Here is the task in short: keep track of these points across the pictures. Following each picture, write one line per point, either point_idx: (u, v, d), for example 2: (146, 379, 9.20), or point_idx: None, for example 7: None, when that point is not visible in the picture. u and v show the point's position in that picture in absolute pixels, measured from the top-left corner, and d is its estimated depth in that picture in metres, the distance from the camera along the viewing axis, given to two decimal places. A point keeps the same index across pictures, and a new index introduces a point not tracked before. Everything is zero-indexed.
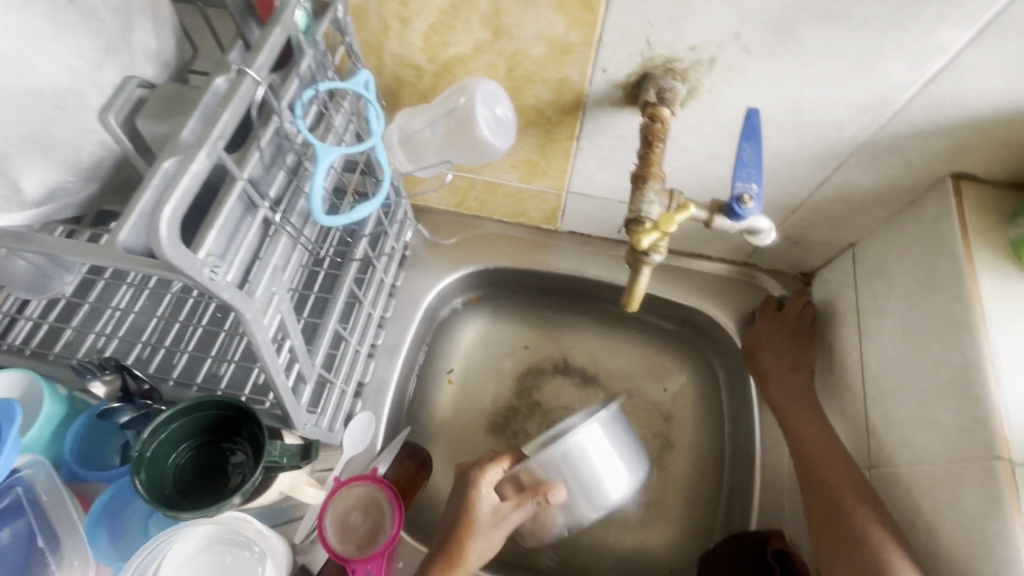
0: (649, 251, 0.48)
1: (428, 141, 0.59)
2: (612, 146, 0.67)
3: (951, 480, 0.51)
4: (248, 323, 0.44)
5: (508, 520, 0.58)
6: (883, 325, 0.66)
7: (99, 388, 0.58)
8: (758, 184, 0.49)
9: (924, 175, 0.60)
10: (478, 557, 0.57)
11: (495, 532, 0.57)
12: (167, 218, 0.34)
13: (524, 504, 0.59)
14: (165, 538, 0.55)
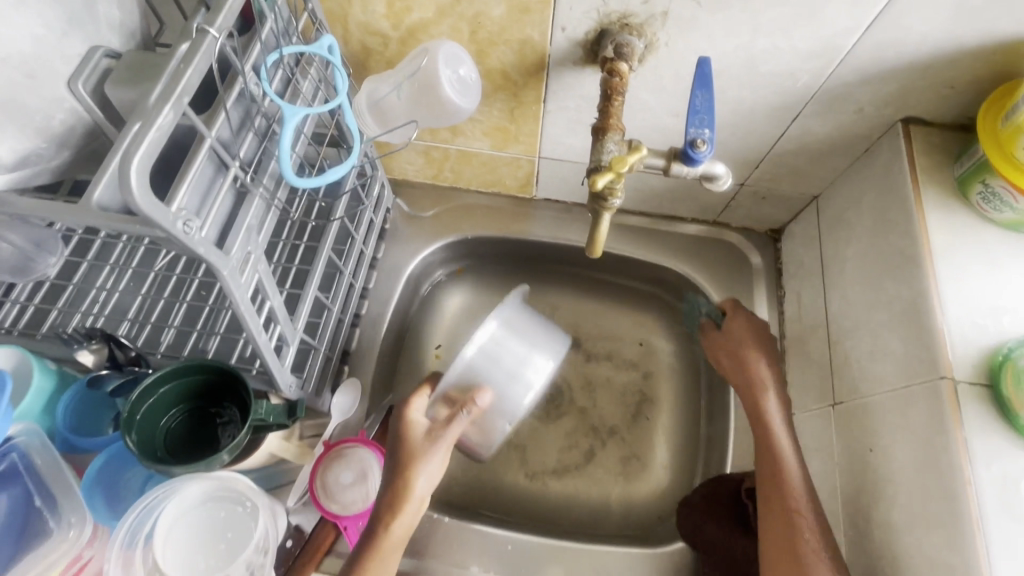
0: (606, 195, 0.50)
1: (396, 105, 0.61)
2: (578, 107, 0.68)
3: (904, 404, 0.54)
4: (225, 279, 0.46)
5: (443, 439, 0.59)
6: (845, 270, 0.69)
7: (87, 356, 0.60)
8: (711, 129, 0.51)
9: (876, 121, 0.63)
10: (425, 486, 0.58)
11: (432, 455, 0.58)
12: (136, 168, 0.36)
13: (455, 417, 0.60)
14: (160, 494, 0.57)
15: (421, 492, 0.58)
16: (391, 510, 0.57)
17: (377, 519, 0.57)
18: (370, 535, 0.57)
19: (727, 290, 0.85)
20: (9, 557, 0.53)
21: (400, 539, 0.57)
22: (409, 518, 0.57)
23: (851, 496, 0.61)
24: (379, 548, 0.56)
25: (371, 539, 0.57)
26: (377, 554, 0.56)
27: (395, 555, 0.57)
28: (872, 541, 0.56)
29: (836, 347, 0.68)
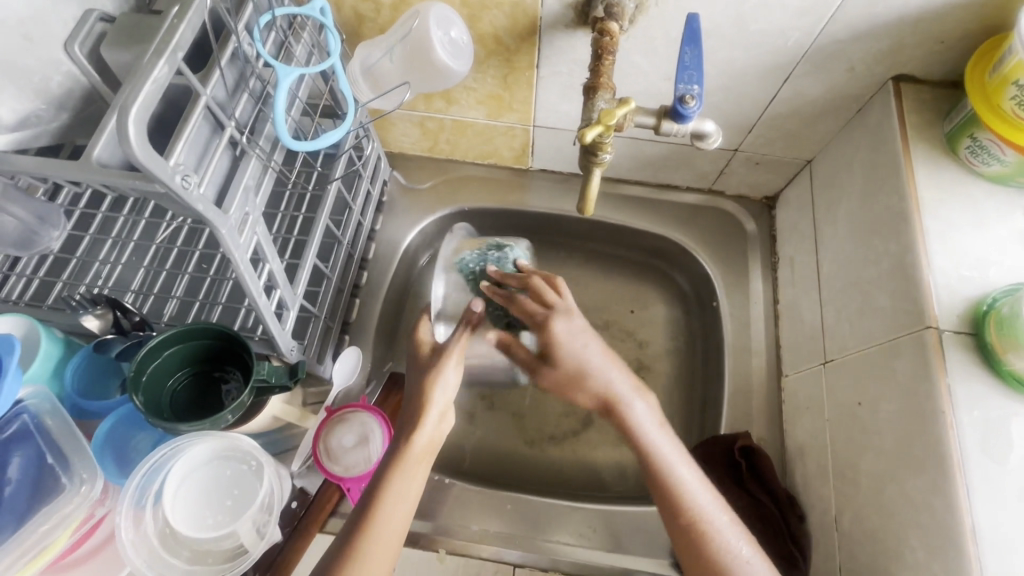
0: (596, 149, 0.50)
1: (388, 69, 0.62)
2: (571, 72, 0.69)
3: (890, 356, 0.56)
4: (224, 237, 0.47)
5: (452, 351, 0.61)
6: (837, 231, 0.69)
7: (92, 321, 0.63)
8: (700, 85, 0.51)
9: (867, 80, 0.63)
10: (443, 397, 0.59)
11: (444, 367, 0.60)
12: (133, 120, 0.37)
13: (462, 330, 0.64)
14: (167, 452, 0.59)
15: (438, 402, 0.59)
16: (411, 423, 0.58)
17: (399, 435, 0.58)
18: (392, 450, 0.57)
19: (722, 256, 0.86)
20: (22, 514, 0.53)
21: (424, 451, 0.57)
22: (430, 430, 0.58)
23: (840, 449, 0.62)
24: (402, 460, 0.56)
25: (394, 453, 0.57)
26: (401, 466, 0.56)
27: (421, 466, 0.57)
28: (858, 490, 0.58)
29: (827, 308, 0.69)
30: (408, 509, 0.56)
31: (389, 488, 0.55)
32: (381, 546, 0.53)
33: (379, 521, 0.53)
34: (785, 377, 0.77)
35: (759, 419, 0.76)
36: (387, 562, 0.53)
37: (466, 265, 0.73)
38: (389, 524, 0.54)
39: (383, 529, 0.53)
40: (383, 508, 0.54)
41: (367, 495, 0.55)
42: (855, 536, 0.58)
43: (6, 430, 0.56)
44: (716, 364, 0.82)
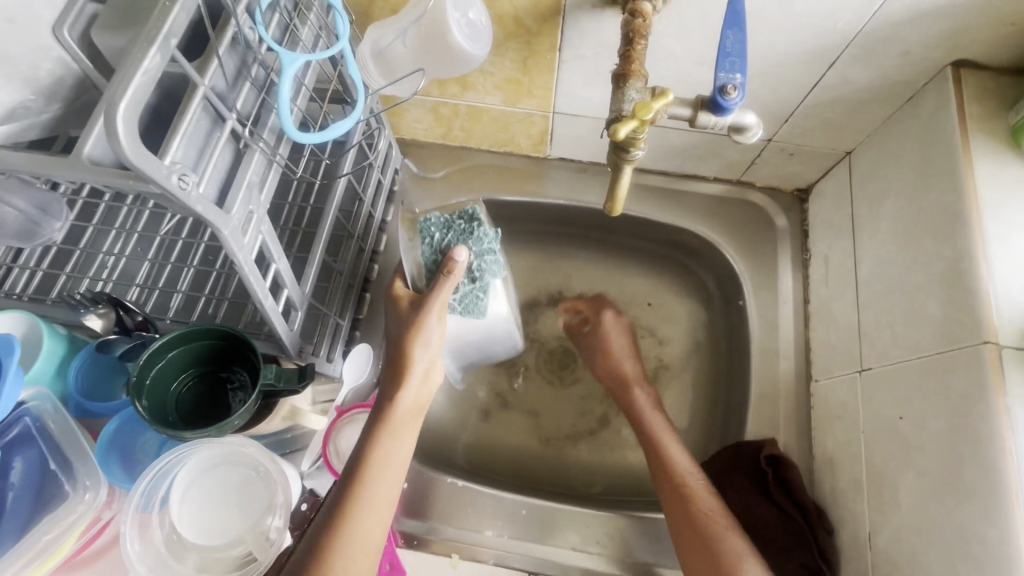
0: (628, 145, 0.46)
1: (401, 53, 0.57)
2: (596, 56, 0.64)
3: (944, 367, 0.52)
4: (226, 239, 0.44)
5: (432, 305, 0.58)
6: (880, 229, 0.65)
7: (95, 321, 0.60)
8: (742, 74, 0.47)
9: (922, 66, 0.58)
10: (425, 354, 0.58)
11: (426, 323, 0.58)
12: (122, 117, 0.34)
13: (439, 284, 0.57)
14: (171, 460, 0.57)
15: (421, 360, 0.57)
16: (395, 382, 0.56)
17: (383, 395, 0.56)
18: (376, 411, 0.56)
19: (750, 252, 0.81)
20: (26, 521, 0.52)
21: (410, 410, 0.56)
22: (415, 389, 0.57)
23: (876, 464, 0.59)
24: (388, 419, 0.55)
25: (378, 413, 0.55)
26: (388, 426, 0.55)
27: (408, 425, 0.56)
28: (897, 509, 0.55)
29: (866, 312, 0.65)
30: (399, 468, 0.55)
31: (377, 448, 0.54)
32: (374, 504, 0.52)
33: (370, 480, 0.52)
34: (814, 381, 0.73)
35: (787, 426, 0.72)
36: (382, 519, 0.52)
37: (429, 231, 0.61)
38: (381, 484, 0.53)
39: (376, 489, 0.52)
40: (373, 469, 0.53)
41: (355, 455, 0.54)
42: (892, 556, 0.55)
43: (7, 433, 0.54)
44: (740, 366, 0.78)
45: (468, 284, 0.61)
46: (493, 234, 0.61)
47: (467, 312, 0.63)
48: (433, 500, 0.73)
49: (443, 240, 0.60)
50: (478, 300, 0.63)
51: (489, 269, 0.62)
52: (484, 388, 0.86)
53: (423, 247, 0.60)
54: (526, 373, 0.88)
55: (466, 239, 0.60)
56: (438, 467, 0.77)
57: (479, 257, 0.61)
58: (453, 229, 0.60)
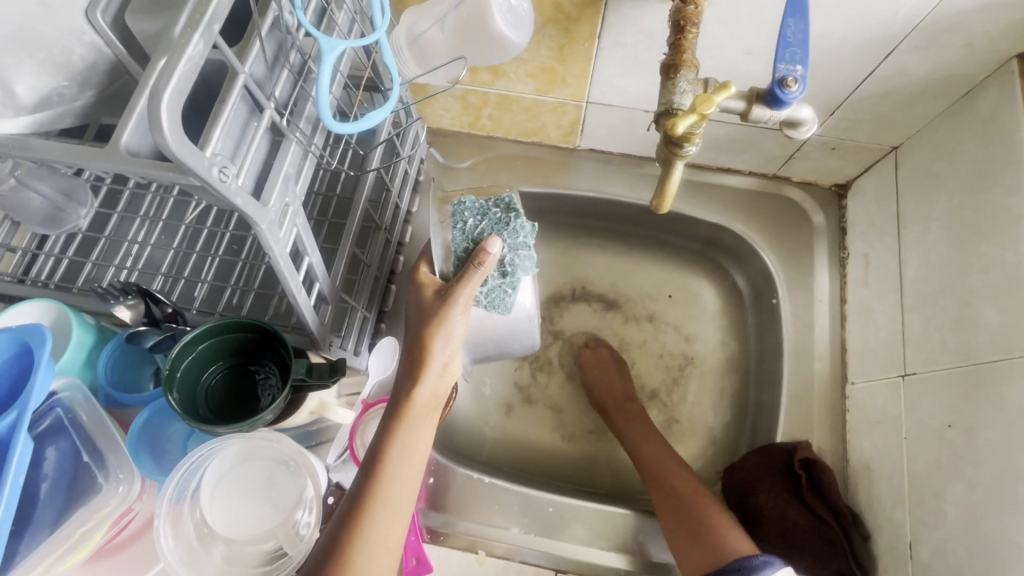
0: (682, 141, 0.44)
1: (438, 40, 0.55)
2: (637, 43, 0.61)
3: (1003, 374, 0.51)
4: (263, 233, 0.42)
5: (458, 297, 0.55)
6: (930, 230, 0.62)
7: (124, 312, 0.59)
8: (803, 65, 0.44)
9: (985, 59, 0.55)
10: (445, 349, 0.54)
11: (450, 316, 0.54)
12: (166, 107, 0.32)
13: (467, 276, 0.55)
14: (200, 455, 0.56)
15: (441, 355, 0.54)
16: (412, 376, 0.53)
17: (399, 390, 0.53)
18: (393, 407, 0.53)
19: (785, 250, 0.78)
20: (61, 511, 0.51)
21: (427, 406, 0.53)
22: (432, 384, 0.54)
23: (920, 473, 0.58)
24: (405, 417, 0.52)
25: (395, 410, 0.52)
26: (405, 423, 0.52)
27: (425, 422, 0.53)
28: (943, 520, 0.54)
29: (911, 315, 0.63)
30: (416, 467, 0.52)
31: (394, 447, 0.51)
32: (391, 506, 0.50)
33: (388, 481, 0.50)
34: (850, 384, 0.71)
35: (821, 429, 0.71)
36: (399, 520, 0.50)
37: (462, 216, 0.59)
38: (398, 484, 0.51)
39: (394, 489, 0.50)
40: (390, 468, 0.50)
41: (371, 452, 0.51)
42: (935, 567, 0.54)
43: (39, 425, 0.53)
44: (772, 366, 0.77)
45: (498, 277, 0.59)
46: (529, 230, 0.59)
47: (492, 306, 0.62)
48: (460, 495, 0.72)
49: (477, 228, 0.59)
50: (506, 295, 0.61)
51: (522, 265, 0.60)
52: (507, 382, 0.85)
53: (455, 233, 0.59)
54: (550, 369, 0.87)
55: (500, 229, 0.59)
56: (464, 462, 0.76)
57: (512, 250, 0.59)
58: (488, 216, 0.59)
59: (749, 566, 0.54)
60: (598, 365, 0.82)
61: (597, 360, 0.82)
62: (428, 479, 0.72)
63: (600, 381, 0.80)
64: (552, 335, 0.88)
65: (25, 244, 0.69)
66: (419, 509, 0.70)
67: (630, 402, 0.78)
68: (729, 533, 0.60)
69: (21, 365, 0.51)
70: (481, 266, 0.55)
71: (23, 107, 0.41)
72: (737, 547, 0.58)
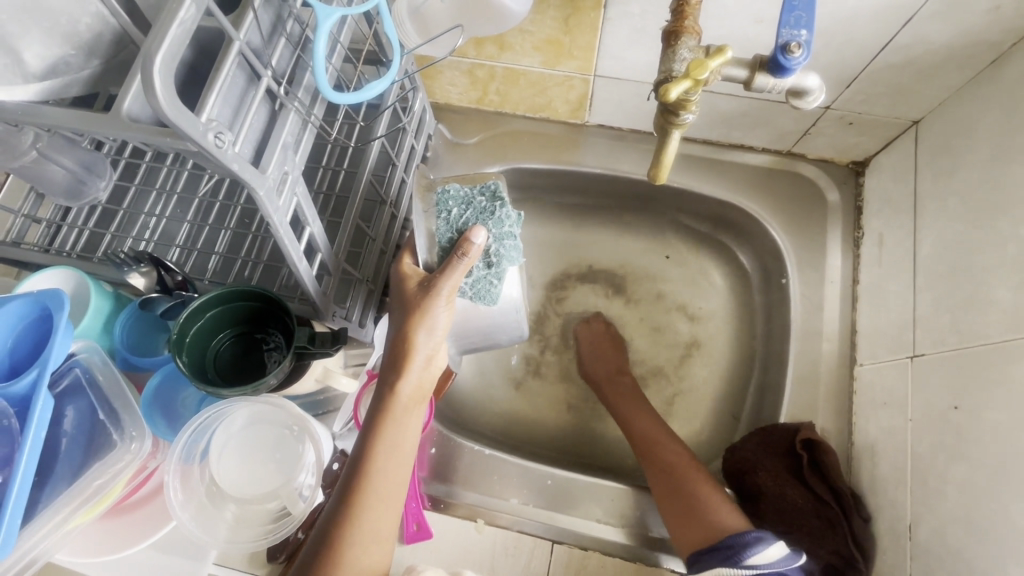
0: (679, 107, 0.44)
1: (438, 10, 0.56)
2: (643, 12, 0.59)
3: (1010, 355, 0.49)
4: (262, 200, 0.43)
5: (441, 289, 0.55)
6: (947, 207, 0.60)
7: (138, 279, 0.62)
8: (808, 30, 0.43)
9: (1012, 25, 0.52)
10: (429, 341, 0.55)
11: (433, 309, 0.55)
12: (158, 69, 0.33)
13: (451, 267, 0.54)
14: (211, 416, 0.58)
15: (424, 348, 0.55)
16: (395, 369, 0.54)
17: (384, 383, 0.54)
18: (379, 400, 0.54)
19: (797, 228, 0.76)
20: (78, 466, 0.54)
21: (412, 398, 0.55)
22: (417, 376, 0.55)
23: (923, 455, 0.57)
24: (391, 410, 0.53)
25: (380, 403, 0.54)
26: (391, 416, 0.53)
27: (411, 413, 0.55)
28: (945, 501, 0.53)
29: (923, 295, 0.61)
30: (405, 457, 0.54)
31: (381, 441, 0.53)
32: (381, 499, 0.52)
33: (376, 475, 0.52)
34: (859, 366, 0.70)
35: (827, 410, 0.70)
36: (390, 510, 0.53)
37: (446, 205, 0.59)
38: (388, 475, 0.53)
39: (384, 480, 0.52)
40: (379, 461, 0.52)
41: (360, 444, 0.53)
42: (933, 549, 0.54)
43: (60, 383, 0.56)
44: (779, 346, 0.75)
45: (483, 268, 0.60)
46: (515, 219, 0.59)
47: (478, 297, 0.62)
48: (459, 465, 0.73)
49: (461, 218, 0.58)
50: (492, 286, 0.61)
51: (507, 255, 0.60)
52: (512, 358, 0.86)
53: (439, 224, 0.58)
54: (554, 347, 0.87)
55: (485, 219, 0.58)
56: (467, 435, 0.78)
57: (497, 240, 0.59)
58: (473, 206, 0.59)
59: (740, 542, 0.53)
60: (599, 339, 0.83)
61: (591, 333, 0.83)
62: (430, 450, 0.74)
63: (599, 347, 0.82)
64: (557, 313, 0.88)
65: (49, 216, 0.72)
66: (421, 478, 0.72)
67: (622, 376, 0.78)
68: (721, 510, 0.58)
69: (41, 327, 0.53)
70: (464, 256, 0.54)
71: (32, 73, 0.42)
72: (728, 526, 0.56)
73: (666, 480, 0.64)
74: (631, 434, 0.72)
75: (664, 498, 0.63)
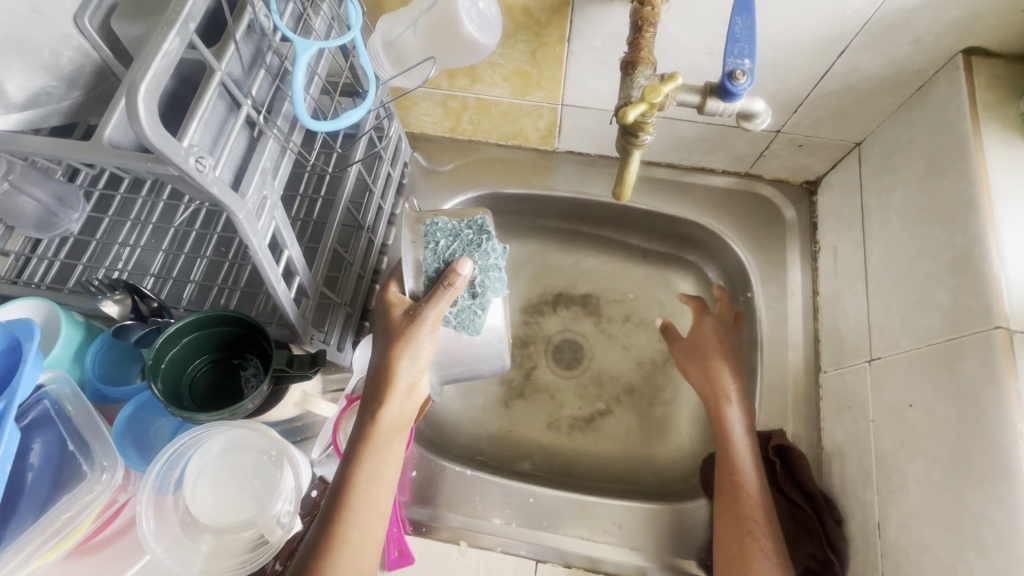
0: (636, 129, 0.47)
1: (411, 43, 0.59)
2: (604, 46, 0.64)
3: (953, 355, 0.52)
4: (241, 223, 0.44)
5: (426, 318, 0.56)
6: (889, 219, 0.65)
7: (111, 307, 0.61)
8: (751, 59, 0.47)
9: (932, 54, 0.58)
10: (412, 369, 0.56)
11: (416, 337, 0.56)
12: (144, 97, 0.34)
13: (437, 296, 0.56)
14: (189, 440, 0.57)
15: (407, 375, 0.56)
16: (378, 397, 0.55)
17: (366, 411, 0.55)
18: (360, 428, 0.54)
19: (758, 244, 0.81)
20: (44, 501, 0.52)
21: (394, 426, 0.55)
22: (398, 404, 0.56)
23: (885, 453, 0.59)
24: (372, 438, 0.54)
25: (361, 432, 0.54)
26: (372, 445, 0.54)
27: (392, 442, 0.55)
28: (907, 497, 0.55)
29: (875, 302, 0.65)
30: (386, 487, 0.54)
31: (362, 470, 0.53)
32: (361, 530, 0.52)
33: (355, 505, 0.52)
34: (823, 372, 0.73)
35: (796, 416, 0.72)
36: (370, 540, 0.53)
37: (434, 237, 0.60)
38: (368, 505, 0.53)
39: (364, 509, 0.52)
40: (359, 490, 0.53)
41: (341, 474, 0.53)
42: (900, 544, 0.55)
43: (26, 416, 0.54)
44: (749, 357, 0.78)
45: (468, 298, 0.61)
46: (503, 252, 0.61)
47: (461, 327, 0.64)
48: (438, 487, 0.72)
49: (448, 249, 0.60)
50: (475, 317, 0.63)
51: (492, 287, 0.61)
52: (492, 379, 0.87)
53: (427, 253, 0.60)
54: (533, 367, 0.88)
55: (472, 251, 0.60)
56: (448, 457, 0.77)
57: (483, 272, 0.60)
58: (460, 238, 0.60)
59: None
60: (684, 354, 0.76)
61: (711, 333, 0.74)
62: (411, 472, 0.73)
63: (708, 347, 0.74)
64: (536, 334, 0.90)
65: (18, 248, 0.72)
66: (403, 502, 0.71)
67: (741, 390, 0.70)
68: None
69: (12, 358, 0.52)
70: (450, 286, 0.55)
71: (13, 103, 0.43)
72: None
73: (731, 541, 0.60)
74: (723, 478, 0.65)
75: (723, 558, 0.60)
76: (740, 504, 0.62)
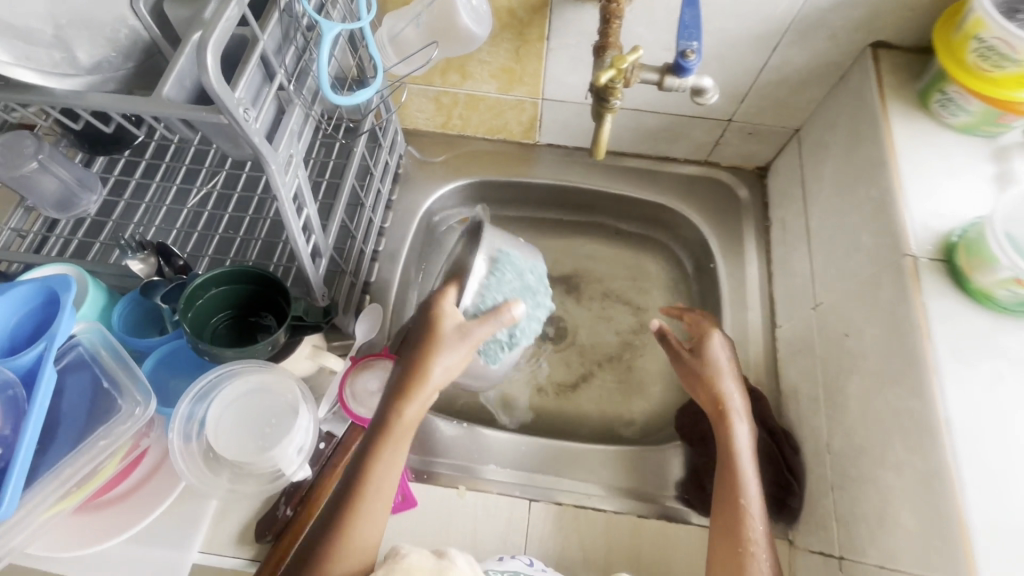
0: (607, 95, 0.57)
1: (413, 36, 0.69)
2: (578, 43, 0.74)
3: (872, 283, 0.62)
4: (273, 173, 0.52)
5: (468, 339, 0.58)
6: (823, 188, 0.76)
7: (137, 264, 0.67)
8: (698, 41, 0.57)
9: (847, 47, 0.70)
10: (440, 377, 0.58)
11: (450, 351, 0.58)
12: (211, 52, 0.42)
13: (488, 320, 0.59)
14: (219, 375, 0.63)
15: (435, 382, 0.58)
16: (404, 396, 0.57)
17: (390, 406, 0.57)
18: (382, 422, 0.57)
19: (717, 221, 0.91)
20: (78, 437, 0.57)
21: (411, 426, 0.58)
22: (421, 406, 0.58)
23: (830, 381, 0.68)
24: (392, 435, 0.57)
25: (382, 426, 0.57)
26: (391, 440, 0.57)
27: (408, 441, 0.58)
28: (847, 412, 0.64)
29: (816, 258, 0.75)
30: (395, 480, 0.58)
31: (377, 465, 0.56)
32: (368, 519, 0.56)
33: (365, 495, 0.56)
34: (778, 327, 0.82)
35: (757, 367, 0.81)
36: (378, 525, 0.57)
37: (502, 267, 0.64)
38: (376, 495, 0.56)
39: (373, 499, 0.56)
40: (371, 481, 0.56)
41: (358, 461, 0.57)
42: (844, 453, 0.63)
43: (62, 360, 0.59)
44: (714, 320, 0.87)
45: (503, 337, 0.66)
46: (548, 306, 0.69)
47: (482, 355, 0.68)
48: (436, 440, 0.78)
49: (510, 285, 0.64)
50: (498, 352, 0.68)
51: (525, 333, 0.67)
52: None
53: (492, 280, 0.63)
54: None
55: (527, 294, 0.66)
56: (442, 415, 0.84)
57: (528, 318, 0.67)
58: (523, 279, 0.66)
59: None
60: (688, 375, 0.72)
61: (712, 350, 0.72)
62: None
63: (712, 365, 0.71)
64: None
65: (35, 229, 0.77)
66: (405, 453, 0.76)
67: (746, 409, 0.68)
68: None
69: (51, 307, 0.58)
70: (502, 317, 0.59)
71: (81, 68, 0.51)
72: None
73: (726, 553, 0.60)
74: (724, 494, 0.63)
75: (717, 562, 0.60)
76: (740, 521, 0.61)
